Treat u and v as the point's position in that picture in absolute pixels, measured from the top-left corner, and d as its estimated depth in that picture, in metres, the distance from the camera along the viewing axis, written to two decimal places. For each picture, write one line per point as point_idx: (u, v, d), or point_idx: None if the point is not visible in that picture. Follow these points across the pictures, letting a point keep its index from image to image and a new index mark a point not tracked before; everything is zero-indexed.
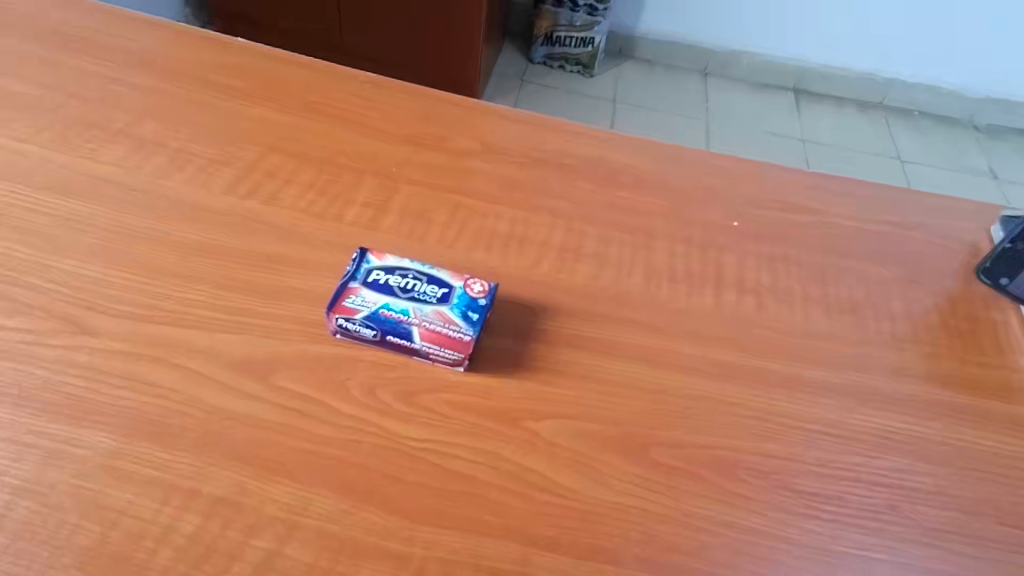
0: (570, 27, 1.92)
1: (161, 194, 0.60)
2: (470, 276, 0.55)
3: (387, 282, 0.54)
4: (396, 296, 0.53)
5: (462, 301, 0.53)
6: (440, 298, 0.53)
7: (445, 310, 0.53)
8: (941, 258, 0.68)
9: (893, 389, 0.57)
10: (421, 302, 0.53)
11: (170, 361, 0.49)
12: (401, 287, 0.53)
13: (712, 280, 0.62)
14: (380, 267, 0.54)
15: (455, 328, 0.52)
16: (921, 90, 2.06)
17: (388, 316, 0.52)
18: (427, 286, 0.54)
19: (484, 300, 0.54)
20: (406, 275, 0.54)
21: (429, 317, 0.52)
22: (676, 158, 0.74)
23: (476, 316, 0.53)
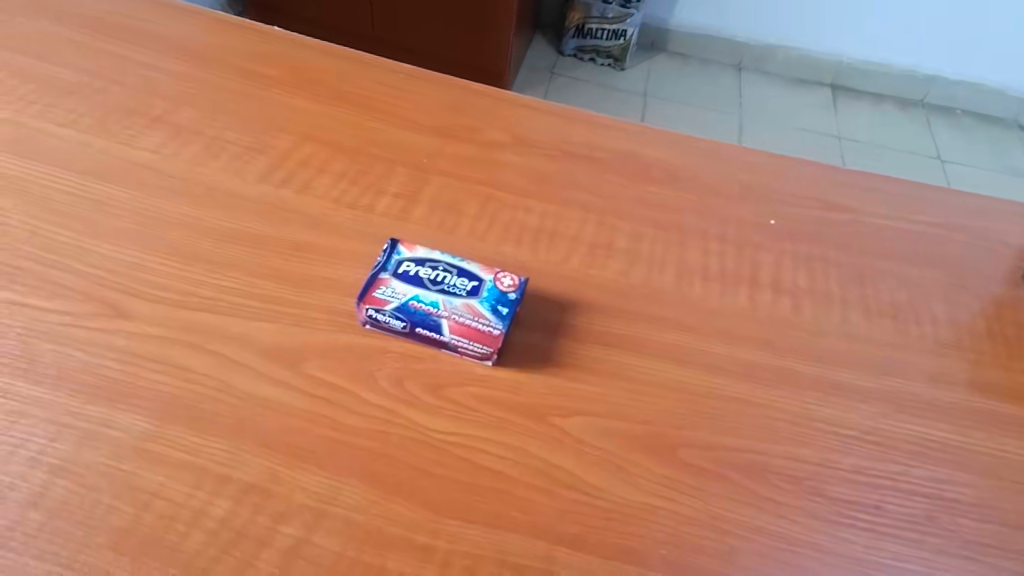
0: (602, 18, 1.89)
1: (196, 182, 0.61)
2: (499, 270, 0.55)
3: (417, 273, 0.53)
4: (426, 288, 0.53)
5: (492, 294, 0.53)
6: (469, 292, 0.53)
7: (475, 303, 0.52)
8: (986, 263, 0.66)
9: (934, 396, 0.55)
10: (451, 295, 0.52)
11: (204, 348, 0.50)
12: (431, 280, 0.53)
13: (746, 279, 0.61)
14: (411, 259, 0.54)
15: (484, 322, 0.51)
16: (963, 87, 1.99)
17: (418, 307, 0.51)
18: (457, 278, 0.54)
19: (513, 293, 0.53)
20: (436, 268, 0.54)
21: (458, 310, 0.52)
22: (712, 159, 0.72)
23: (505, 310, 0.52)
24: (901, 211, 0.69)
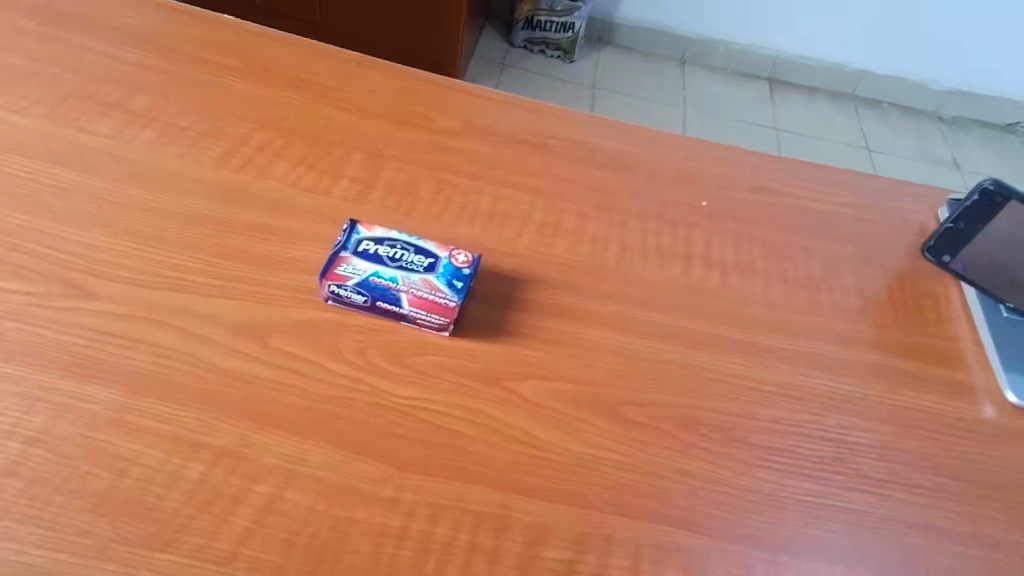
0: (551, 11, 1.95)
1: (154, 167, 0.62)
2: (454, 248, 0.59)
3: (377, 252, 0.57)
4: (385, 265, 0.56)
5: (447, 270, 0.57)
6: (426, 268, 0.57)
7: (432, 278, 0.56)
8: (892, 238, 0.73)
9: (844, 355, 0.62)
10: (409, 272, 0.56)
11: (171, 326, 0.52)
12: (391, 258, 0.57)
13: (681, 255, 0.67)
14: (369, 238, 0.58)
15: (442, 296, 0.55)
16: (888, 82, 2.13)
17: (378, 283, 0.55)
18: (414, 256, 0.57)
19: (468, 270, 0.57)
20: (395, 245, 0.57)
21: (416, 286, 0.55)
22: (651, 144, 0.77)
23: (460, 285, 0.56)
24: (819, 192, 0.77)
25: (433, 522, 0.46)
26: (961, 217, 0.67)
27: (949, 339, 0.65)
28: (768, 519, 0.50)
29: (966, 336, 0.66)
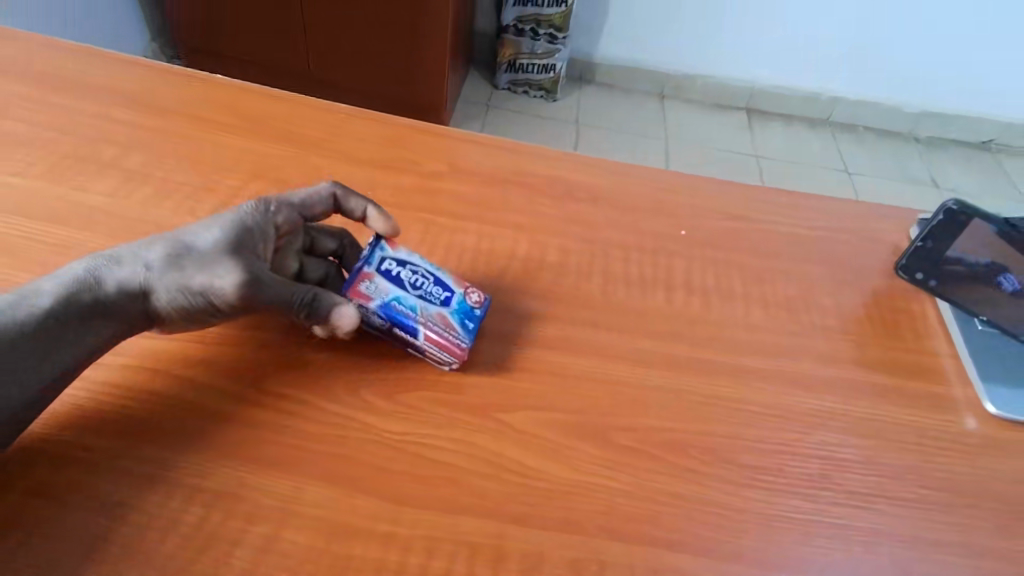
0: (532, 55, 2.02)
1: (149, 219, 0.65)
2: (471, 287, 0.60)
3: (400, 275, 0.58)
4: (406, 291, 0.57)
5: (462, 307, 0.58)
6: (443, 303, 0.58)
7: (447, 314, 0.58)
8: (865, 257, 0.76)
9: (824, 372, 0.64)
10: (428, 304, 0.57)
11: (171, 369, 0.54)
12: (412, 285, 0.58)
13: (662, 282, 0.69)
14: (394, 258, 0.59)
15: (456, 335, 0.57)
16: (862, 107, 2.24)
17: (397, 309, 0.56)
18: (434, 287, 0.59)
19: (478, 310, 0.59)
20: (417, 271, 0.59)
21: (434, 320, 0.57)
22: (629, 177, 0.80)
23: (471, 326, 0.58)
24: (792, 216, 0.79)
25: (429, 555, 0.47)
26: (929, 235, 0.69)
27: (927, 353, 0.67)
28: (760, 539, 0.51)
29: (943, 349, 0.68)
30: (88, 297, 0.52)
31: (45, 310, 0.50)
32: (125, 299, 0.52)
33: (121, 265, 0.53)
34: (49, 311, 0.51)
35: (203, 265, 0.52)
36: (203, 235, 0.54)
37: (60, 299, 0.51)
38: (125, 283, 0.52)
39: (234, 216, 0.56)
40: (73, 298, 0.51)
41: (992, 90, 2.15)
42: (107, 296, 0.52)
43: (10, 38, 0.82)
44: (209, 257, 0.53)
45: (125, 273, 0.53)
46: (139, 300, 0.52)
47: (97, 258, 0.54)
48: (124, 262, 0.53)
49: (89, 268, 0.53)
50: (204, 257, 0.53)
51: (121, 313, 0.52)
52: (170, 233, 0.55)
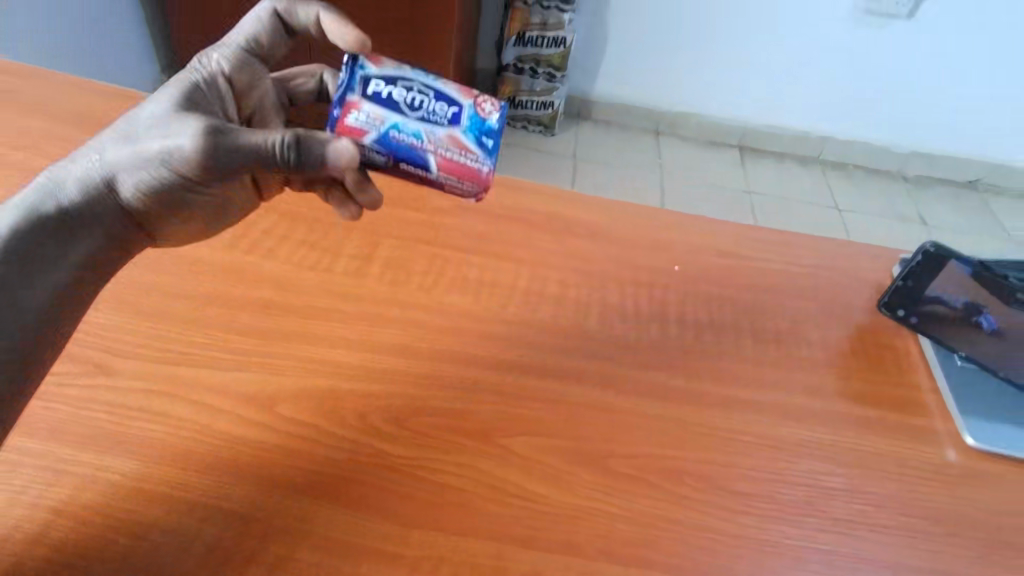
0: (532, 91, 2.17)
1: (168, 251, 0.68)
2: (481, 95, 0.56)
3: (392, 97, 0.55)
4: (404, 115, 0.55)
5: (473, 123, 0.55)
6: (449, 122, 0.55)
7: (456, 134, 0.55)
8: (851, 293, 0.80)
9: (812, 405, 0.67)
10: (432, 125, 0.55)
11: (188, 395, 0.57)
12: (409, 107, 0.55)
13: (657, 315, 0.72)
14: (379, 76, 0.55)
15: (469, 157, 0.55)
16: (851, 147, 2.40)
17: (397, 138, 0.55)
18: (433, 103, 0.55)
19: (490, 124, 0.55)
20: (411, 89, 0.55)
21: (441, 144, 0.55)
22: (626, 214, 0.84)
23: (488, 143, 0.55)
24: (781, 253, 0.83)
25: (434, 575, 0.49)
26: (910, 274, 0.74)
27: (909, 386, 0.70)
28: (749, 564, 0.53)
29: (925, 382, 0.71)
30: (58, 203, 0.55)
31: (18, 223, 0.54)
32: (94, 195, 0.56)
33: (79, 168, 0.56)
34: (24, 222, 0.54)
35: (155, 137, 0.55)
36: (149, 116, 0.57)
37: (29, 213, 0.54)
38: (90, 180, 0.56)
39: (178, 94, 0.59)
40: (44, 207, 0.55)
41: (966, 131, 2.32)
42: (78, 202, 0.56)
43: (32, 78, 0.86)
44: (158, 129, 0.56)
45: (87, 174, 0.56)
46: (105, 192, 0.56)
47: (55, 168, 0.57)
48: (80, 164, 0.56)
49: (49, 178, 0.56)
50: (153, 130, 0.56)
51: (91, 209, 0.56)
52: (122, 127, 0.58)
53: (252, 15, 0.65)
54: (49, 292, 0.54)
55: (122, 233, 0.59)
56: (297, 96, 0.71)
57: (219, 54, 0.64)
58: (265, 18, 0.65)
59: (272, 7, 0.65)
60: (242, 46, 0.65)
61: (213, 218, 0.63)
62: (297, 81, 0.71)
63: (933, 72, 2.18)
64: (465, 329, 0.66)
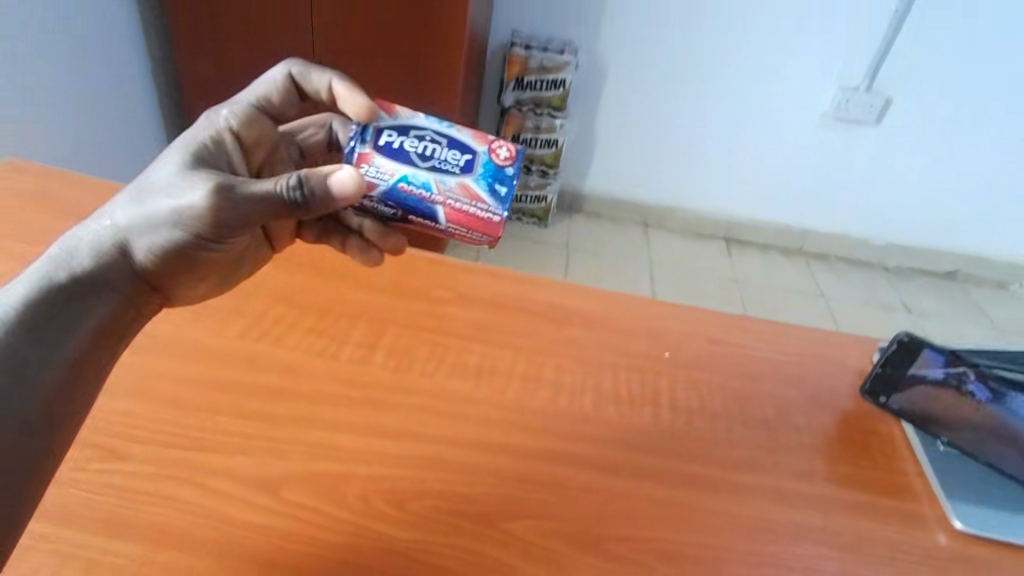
0: (525, 187, 2.30)
1: (182, 339, 0.72)
2: (492, 142, 0.66)
3: (406, 149, 0.64)
4: (416, 166, 0.64)
5: (482, 171, 0.65)
6: (458, 170, 0.64)
7: (464, 181, 0.64)
8: (835, 380, 0.83)
9: (804, 489, 0.68)
10: (442, 174, 0.64)
11: (197, 478, 0.59)
12: (421, 158, 0.64)
13: (649, 400, 0.75)
14: (395, 131, 0.65)
15: (476, 203, 0.64)
16: (832, 240, 2.52)
17: (409, 189, 0.63)
18: (442, 153, 0.64)
19: (500, 170, 0.65)
20: (422, 141, 0.65)
21: (451, 191, 0.64)
22: (617, 304, 0.89)
23: (497, 189, 0.64)
24: (766, 341, 0.87)
25: None
26: (887, 362, 0.79)
27: (897, 471, 0.72)
28: None
29: (912, 467, 0.73)
30: (69, 267, 0.56)
31: (29, 293, 0.53)
32: (106, 256, 0.57)
33: (90, 233, 0.57)
34: (36, 290, 0.53)
35: (167, 193, 0.58)
36: (159, 176, 0.60)
37: (39, 280, 0.54)
38: (102, 241, 0.57)
39: (186, 152, 0.63)
40: (56, 274, 0.55)
41: (937, 226, 2.46)
42: (90, 265, 0.56)
43: (60, 179, 0.91)
44: (169, 184, 0.59)
45: (100, 238, 0.57)
46: (117, 250, 0.58)
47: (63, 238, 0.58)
48: (91, 229, 0.58)
49: (59, 246, 0.57)
50: (164, 186, 0.59)
51: (103, 270, 0.57)
52: (129, 192, 0.60)
53: (269, 79, 0.73)
54: (70, 360, 0.53)
55: (133, 297, 0.60)
56: (307, 148, 0.81)
57: (228, 111, 0.69)
58: (281, 80, 0.73)
59: (287, 71, 0.73)
60: (254, 104, 0.72)
61: (216, 267, 0.67)
62: (305, 133, 0.80)
63: (902, 171, 2.34)
64: (467, 414, 0.69)
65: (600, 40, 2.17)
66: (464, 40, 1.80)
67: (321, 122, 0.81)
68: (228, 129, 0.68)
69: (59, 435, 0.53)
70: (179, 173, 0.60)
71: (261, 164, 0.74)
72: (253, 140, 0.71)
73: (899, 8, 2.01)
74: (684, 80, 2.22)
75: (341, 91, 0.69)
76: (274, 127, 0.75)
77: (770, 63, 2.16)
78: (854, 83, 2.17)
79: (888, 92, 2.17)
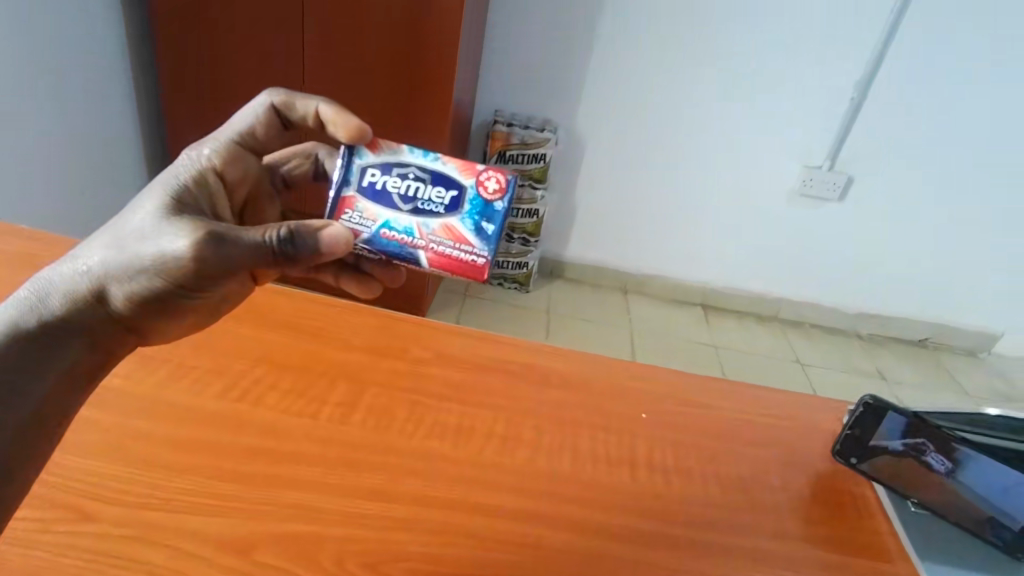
0: (507, 253, 2.36)
1: (160, 398, 0.72)
2: (481, 174, 0.69)
3: (390, 191, 0.69)
4: (399, 212, 0.69)
5: (467, 209, 0.69)
6: (440, 210, 0.69)
7: (447, 223, 0.69)
8: (809, 442, 0.85)
9: (778, 550, 0.69)
10: (425, 217, 0.69)
11: (167, 541, 0.58)
12: (405, 200, 0.69)
13: (626, 461, 0.76)
14: (379, 169, 0.70)
15: (459, 246, 0.69)
16: (806, 308, 2.60)
17: (392, 236, 0.69)
18: (426, 193, 0.69)
19: (485, 205, 0.68)
20: (406, 180, 0.69)
21: (434, 236, 0.69)
22: (595, 365, 0.90)
23: (478, 228, 0.69)
24: (741, 404, 0.89)
25: None
26: (856, 425, 0.78)
27: (871, 532, 0.73)
28: None
29: (886, 529, 0.74)
30: (44, 313, 0.57)
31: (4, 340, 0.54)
32: (84, 302, 0.59)
33: (65, 278, 0.59)
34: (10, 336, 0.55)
35: (150, 240, 0.61)
36: (139, 222, 0.63)
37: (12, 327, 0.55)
38: (79, 288, 0.59)
39: (167, 196, 0.66)
40: (31, 321, 0.56)
41: (905, 297, 2.55)
42: (65, 312, 0.58)
43: (47, 237, 0.93)
44: (151, 232, 0.62)
45: (76, 283, 0.59)
46: (93, 297, 0.60)
47: (35, 281, 0.59)
48: (65, 274, 0.59)
49: (32, 290, 0.58)
50: (146, 233, 0.62)
51: (78, 316, 0.59)
52: (106, 237, 0.62)
53: (252, 108, 0.76)
54: (32, 409, 0.54)
55: (107, 342, 0.61)
56: (292, 178, 0.84)
57: (210, 149, 0.73)
58: (263, 112, 0.76)
59: (270, 101, 0.76)
60: (236, 139, 0.76)
61: (197, 316, 0.68)
62: (290, 164, 0.83)
63: (870, 242, 2.44)
64: (443, 473, 0.69)
65: (579, 119, 2.29)
66: (450, 118, 1.89)
67: (305, 154, 0.83)
68: (211, 169, 0.72)
69: (13, 476, 0.53)
70: (161, 219, 0.63)
71: (243, 200, 0.78)
72: (236, 178, 0.76)
73: (855, 96, 2.16)
74: (659, 156, 2.33)
75: (329, 116, 0.71)
76: (256, 161, 0.79)
77: (740, 142, 2.28)
78: (818, 162, 2.29)
79: (849, 172, 2.30)
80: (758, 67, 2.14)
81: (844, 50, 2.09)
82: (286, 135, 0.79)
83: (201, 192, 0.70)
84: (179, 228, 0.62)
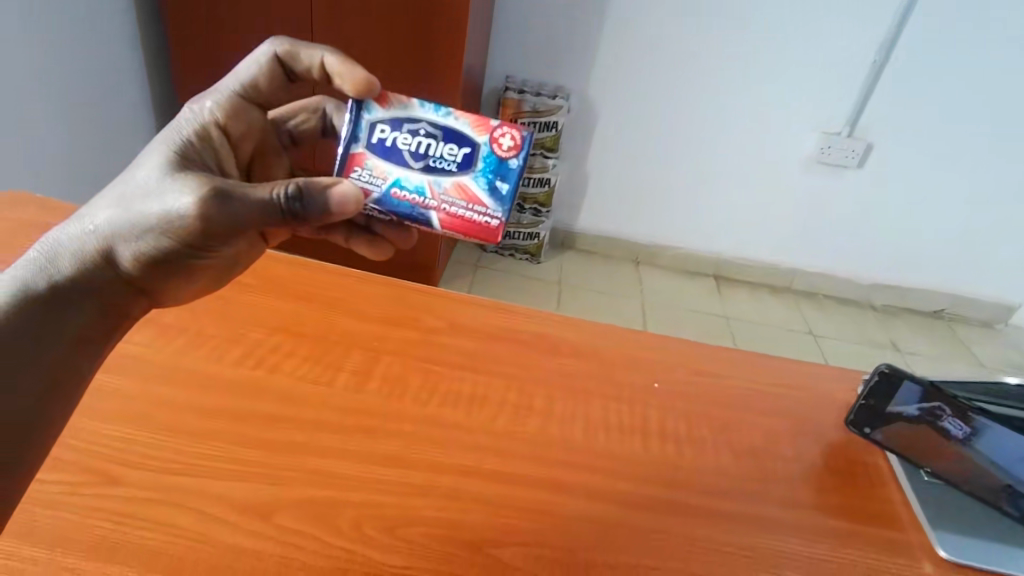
0: (518, 224, 2.35)
1: (179, 366, 0.73)
2: (494, 130, 0.67)
3: (401, 148, 0.69)
4: (410, 170, 0.69)
5: (479, 168, 0.68)
6: (452, 168, 0.68)
7: (459, 181, 0.68)
8: (822, 412, 0.84)
9: (787, 518, 0.69)
10: (437, 176, 0.68)
11: (190, 504, 0.59)
12: (417, 158, 0.68)
13: (639, 429, 0.77)
14: (389, 125, 0.69)
15: (471, 206, 0.68)
16: (820, 279, 2.57)
17: (403, 196, 0.69)
18: (438, 151, 0.68)
19: (498, 161, 0.67)
20: (417, 137, 0.68)
21: (446, 195, 0.68)
22: (607, 335, 0.90)
23: (491, 187, 0.68)
24: (753, 373, 0.89)
25: None
26: (870, 395, 0.78)
27: (883, 501, 0.74)
28: None
29: (898, 498, 0.74)
30: (54, 274, 0.59)
31: (18, 301, 0.56)
32: (94, 262, 0.61)
33: (73, 238, 0.60)
34: (21, 296, 0.57)
35: (154, 198, 0.61)
36: (144, 178, 0.63)
37: (23, 288, 0.57)
38: (87, 248, 0.60)
39: (172, 153, 0.66)
40: (42, 282, 0.58)
41: (921, 268, 2.52)
42: (75, 273, 0.60)
43: (59, 206, 0.93)
44: (157, 190, 0.62)
45: (85, 244, 0.60)
46: (103, 257, 0.61)
47: (45, 242, 0.60)
48: (72, 234, 0.61)
49: (42, 251, 0.59)
50: (151, 191, 0.62)
51: (88, 276, 0.60)
52: (113, 195, 0.63)
53: (254, 59, 0.75)
54: (46, 375, 0.56)
55: (118, 301, 0.63)
56: (298, 135, 0.84)
57: (212, 102, 0.73)
58: (265, 61, 0.75)
59: (273, 51, 0.75)
60: (237, 91, 0.75)
61: (207, 276, 0.69)
62: (297, 119, 0.83)
63: (887, 211, 2.40)
64: (457, 441, 0.70)
65: (591, 86, 2.25)
66: (461, 86, 1.86)
67: (312, 108, 0.83)
68: (214, 123, 0.72)
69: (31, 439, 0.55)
70: (165, 176, 0.63)
71: (248, 155, 0.78)
72: (240, 132, 0.75)
73: (877, 59, 2.10)
74: (673, 125, 2.29)
75: (336, 68, 0.71)
76: (260, 114, 0.78)
77: (756, 110, 2.23)
78: (837, 129, 2.24)
79: (869, 138, 2.24)
80: (776, 31, 2.08)
81: (866, 13, 2.03)
82: (291, 88, 0.79)
83: (205, 148, 0.70)
84: (183, 184, 0.62)
